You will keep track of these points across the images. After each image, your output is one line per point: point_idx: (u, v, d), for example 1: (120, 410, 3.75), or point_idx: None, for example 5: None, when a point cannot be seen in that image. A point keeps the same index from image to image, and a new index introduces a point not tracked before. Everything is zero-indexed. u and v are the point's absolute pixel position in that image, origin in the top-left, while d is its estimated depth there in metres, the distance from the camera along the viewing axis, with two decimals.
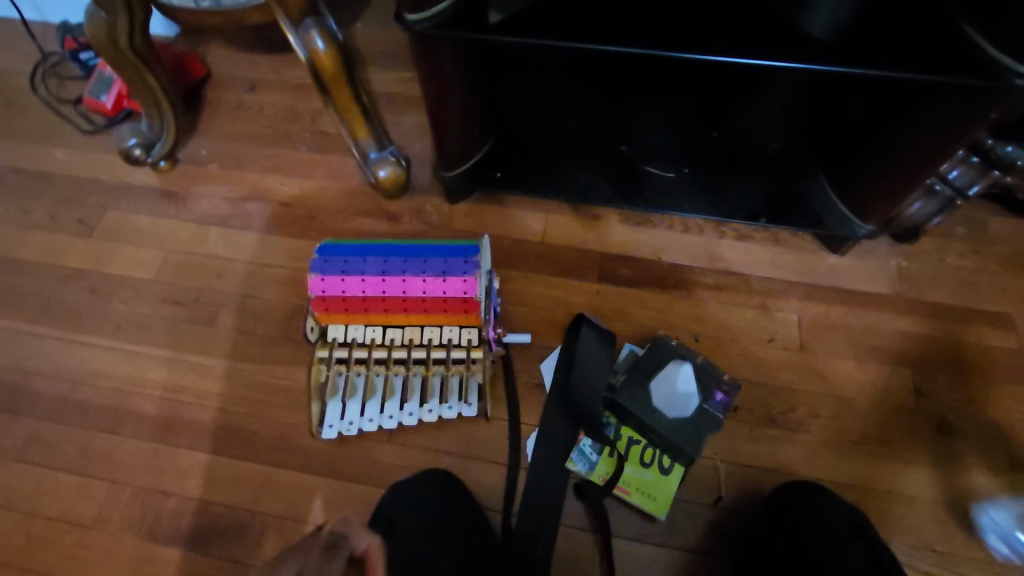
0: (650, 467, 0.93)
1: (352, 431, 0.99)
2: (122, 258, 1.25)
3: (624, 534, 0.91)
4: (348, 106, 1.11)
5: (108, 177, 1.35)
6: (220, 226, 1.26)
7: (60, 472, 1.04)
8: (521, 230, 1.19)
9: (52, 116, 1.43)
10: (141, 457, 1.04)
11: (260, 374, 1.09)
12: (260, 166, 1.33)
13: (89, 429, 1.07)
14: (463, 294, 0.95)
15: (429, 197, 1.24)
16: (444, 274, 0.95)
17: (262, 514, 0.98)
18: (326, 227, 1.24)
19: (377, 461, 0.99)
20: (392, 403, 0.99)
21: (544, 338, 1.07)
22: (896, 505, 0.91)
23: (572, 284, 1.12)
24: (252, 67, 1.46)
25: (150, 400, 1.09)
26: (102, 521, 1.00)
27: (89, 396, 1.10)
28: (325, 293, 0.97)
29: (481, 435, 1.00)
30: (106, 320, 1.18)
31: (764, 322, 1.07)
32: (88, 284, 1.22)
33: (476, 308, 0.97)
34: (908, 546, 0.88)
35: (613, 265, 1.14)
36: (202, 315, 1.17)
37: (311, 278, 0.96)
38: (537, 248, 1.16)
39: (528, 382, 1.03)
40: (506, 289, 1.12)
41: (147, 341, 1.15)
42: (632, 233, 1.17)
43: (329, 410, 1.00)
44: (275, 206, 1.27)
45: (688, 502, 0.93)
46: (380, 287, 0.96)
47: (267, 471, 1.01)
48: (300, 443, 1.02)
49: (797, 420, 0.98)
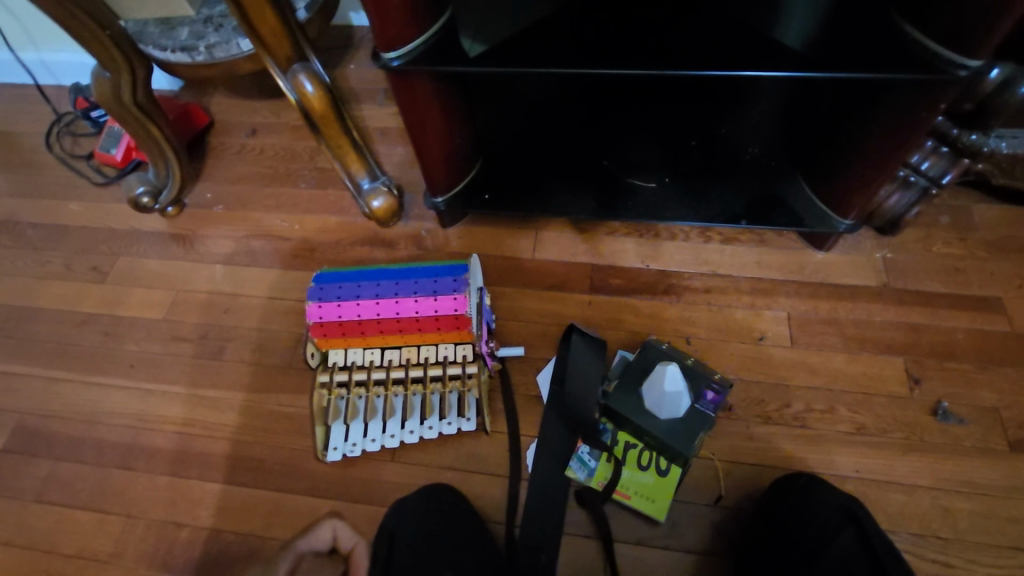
0: (648, 470, 0.94)
1: (356, 453, 1.01)
2: (133, 300, 1.31)
3: (626, 539, 0.92)
4: (339, 141, 1.17)
5: (119, 225, 1.42)
6: (225, 263, 1.32)
7: (77, 509, 1.08)
8: (511, 248, 1.23)
9: (66, 172, 1.52)
10: (156, 490, 1.07)
11: (268, 402, 1.13)
12: (262, 204, 1.39)
13: (105, 466, 1.11)
14: (455, 311, 0.98)
15: (422, 223, 1.29)
16: (434, 294, 0.99)
17: (272, 539, 1.00)
18: (326, 258, 1.29)
19: (380, 480, 1.01)
20: (393, 422, 1.02)
21: (539, 350, 1.09)
22: (898, 494, 0.91)
23: (563, 297, 1.15)
24: (252, 112, 1.54)
25: (162, 434, 1.13)
26: (118, 554, 1.02)
27: (105, 434, 1.15)
28: (323, 319, 1.00)
29: (481, 449, 1.02)
30: (120, 361, 1.23)
31: (754, 321, 1.08)
32: (102, 327, 1.28)
33: (468, 324, 1.00)
34: (912, 535, 0.88)
35: (602, 275, 1.17)
36: (211, 349, 1.21)
37: (309, 305, 1.00)
38: (528, 264, 1.20)
39: (525, 395, 1.05)
40: (500, 306, 1.15)
41: (159, 378, 1.20)
42: (620, 245, 1.21)
43: (333, 432, 1.03)
44: (277, 241, 1.33)
45: (688, 502, 0.94)
46: (375, 309, 0.99)
47: (274, 497, 1.03)
48: (307, 468, 1.05)
49: (793, 414, 0.99)
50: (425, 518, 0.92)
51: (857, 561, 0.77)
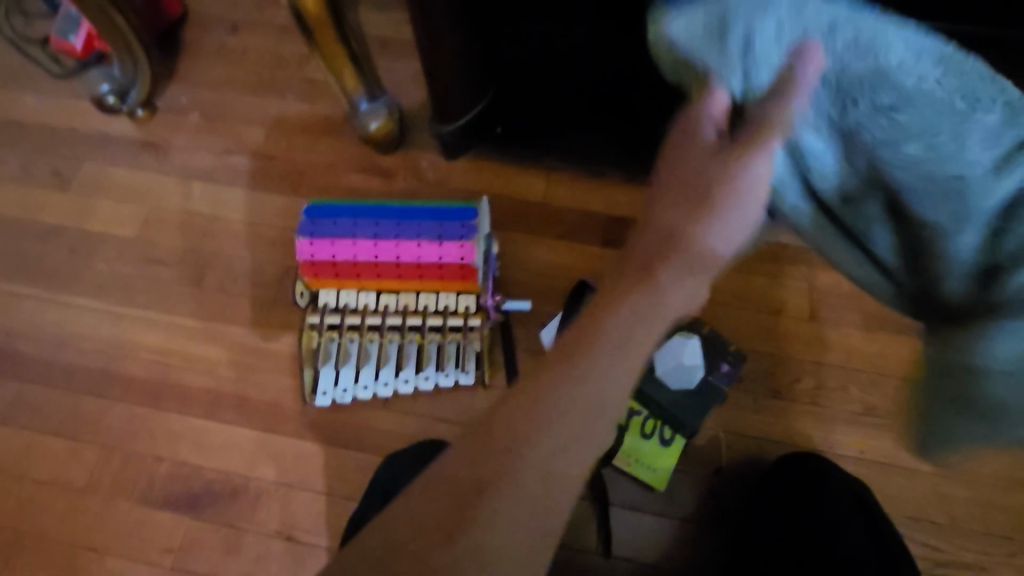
0: (649, 439, 0.90)
1: (346, 399, 0.96)
2: (101, 214, 1.19)
3: (621, 503, 0.92)
4: (335, 53, 1.03)
5: (81, 125, 1.26)
6: (204, 180, 1.20)
7: (48, 435, 1.02)
8: (521, 190, 1.12)
9: (19, 58, 1.33)
10: (132, 421, 1.02)
11: (251, 337, 1.06)
12: (245, 115, 1.25)
13: (75, 392, 1.05)
14: (461, 260, 0.91)
15: (423, 152, 1.17)
16: (439, 239, 0.90)
17: (258, 480, 0.96)
18: (316, 183, 1.17)
19: (370, 428, 0.97)
20: (386, 370, 0.97)
21: (545, 305, 1.03)
22: (898, 478, 0.90)
23: (576, 249, 1.07)
24: (233, 5, 1.35)
25: (138, 363, 1.06)
26: (94, 484, 0.99)
27: (74, 358, 1.07)
28: (314, 258, 0.91)
29: (479, 404, 0.97)
30: (88, 280, 1.13)
31: (774, 290, 1.02)
32: (68, 242, 1.17)
33: (474, 275, 0.93)
34: (905, 517, 0.88)
35: (619, 228, 1.08)
36: (189, 275, 1.12)
37: (299, 242, 0.90)
38: (539, 209, 1.11)
39: (527, 350, 1.00)
40: (507, 253, 1.07)
41: (131, 302, 1.11)
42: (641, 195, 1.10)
43: (323, 376, 0.97)
44: (262, 160, 1.20)
45: (687, 472, 0.92)
46: (373, 252, 0.91)
47: (260, 437, 0.99)
48: (294, 410, 1.00)
49: (804, 390, 0.96)
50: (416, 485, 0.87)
51: (864, 548, 0.75)
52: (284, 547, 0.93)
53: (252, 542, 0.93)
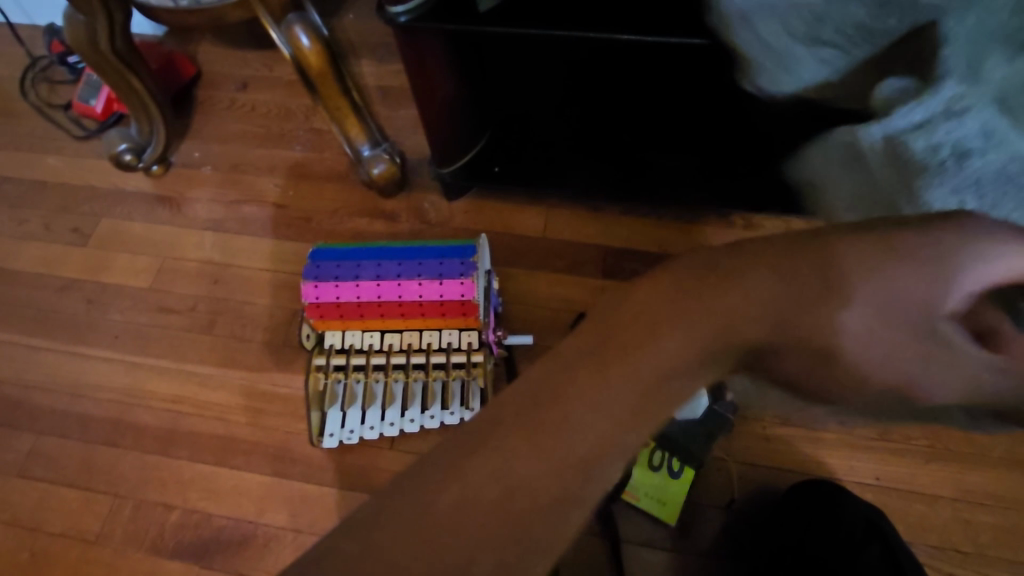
0: (660, 471, 0.89)
1: (353, 439, 0.96)
2: (117, 266, 1.23)
3: (635, 540, 0.89)
4: (337, 103, 1.07)
5: (101, 183, 1.32)
6: (215, 230, 1.24)
7: (62, 486, 1.03)
8: (521, 226, 1.14)
9: (43, 122, 1.41)
10: (143, 469, 1.03)
11: (260, 381, 1.07)
12: (255, 166, 1.30)
13: (90, 442, 1.06)
14: (461, 297, 0.91)
15: (426, 194, 1.20)
16: (440, 277, 0.91)
17: (266, 526, 0.96)
18: (323, 229, 1.21)
19: (378, 469, 0.97)
20: (392, 410, 0.96)
21: (548, 339, 1.03)
22: (919, 504, 0.88)
23: (577, 282, 1.08)
24: (243, 64, 1.42)
25: (150, 411, 1.08)
26: (105, 536, 0.99)
27: (88, 408, 1.09)
28: (319, 300, 0.93)
29: None
30: (104, 331, 1.16)
31: None
32: (85, 295, 1.21)
33: (476, 311, 0.93)
34: (930, 547, 0.85)
35: (618, 259, 1.09)
36: (201, 322, 1.15)
37: (305, 286, 0.93)
38: (540, 244, 1.12)
39: None
40: (509, 289, 1.08)
41: (144, 352, 1.13)
42: (641, 227, 1.12)
43: (329, 418, 0.97)
44: (272, 209, 1.24)
45: (698, 504, 0.90)
46: (376, 292, 0.93)
47: (269, 481, 0.99)
48: (301, 453, 1.00)
49: (813, 416, 0.94)
50: None
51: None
52: None
53: None
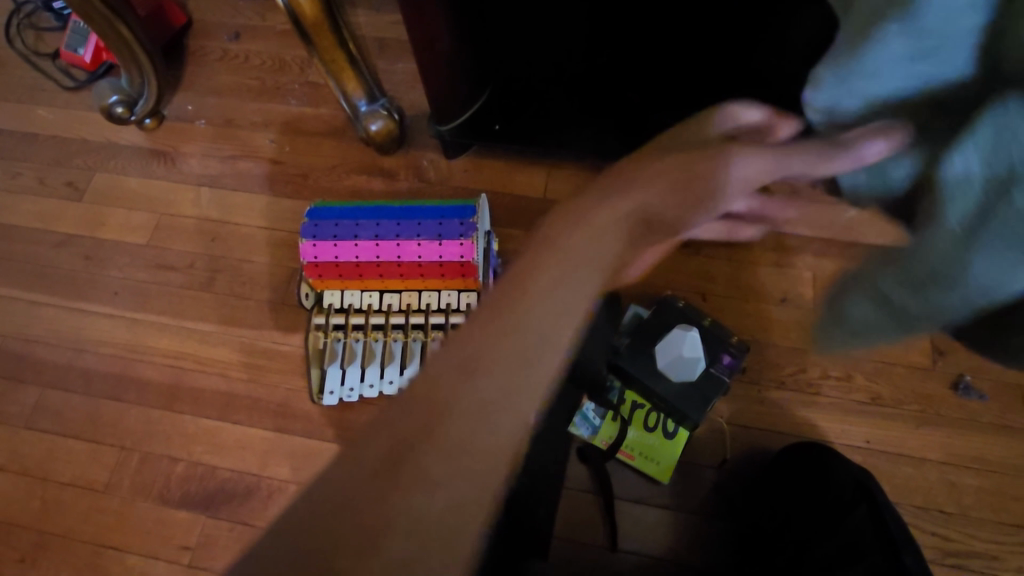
0: (654, 432, 0.91)
1: (353, 398, 0.97)
2: (113, 221, 1.22)
3: (627, 496, 0.91)
4: (333, 56, 1.04)
5: (93, 136, 1.30)
6: (211, 186, 1.22)
7: (68, 438, 1.06)
8: (521, 186, 1.12)
9: (31, 72, 1.37)
10: (148, 423, 1.05)
11: (260, 339, 1.08)
12: (249, 120, 1.27)
13: (93, 396, 1.08)
14: (461, 258, 0.90)
15: (424, 151, 1.17)
16: (439, 238, 0.90)
17: (269, 478, 0.99)
18: (321, 187, 1.19)
19: None
20: (392, 368, 0.97)
21: None
22: (907, 466, 0.89)
23: None
24: (235, 12, 1.37)
25: (152, 367, 1.09)
26: (113, 485, 1.02)
27: (91, 363, 1.11)
28: (318, 259, 0.92)
29: None
30: (103, 287, 1.16)
31: (777, 280, 1.01)
32: (82, 250, 1.20)
33: (475, 272, 0.92)
34: (915, 506, 0.87)
35: None
36: (200, 280, 1.14)
37: (303, 245, 0.92)
38: (540, 204, 1.10)
39: None
40: (508, 250, 1.07)
41: (144, 308, 1.14)
42: None
43: (329, 375, 0.98)
44: (268, 165, 1.22)
45: (691, 464, 0.92)
46: (374, 252, 0.91)
47: (271, 436, 1.01)
48: (302, 409, 1.02)
49: (808, 380, 0.95)
50: None
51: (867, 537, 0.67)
52: None
53: None
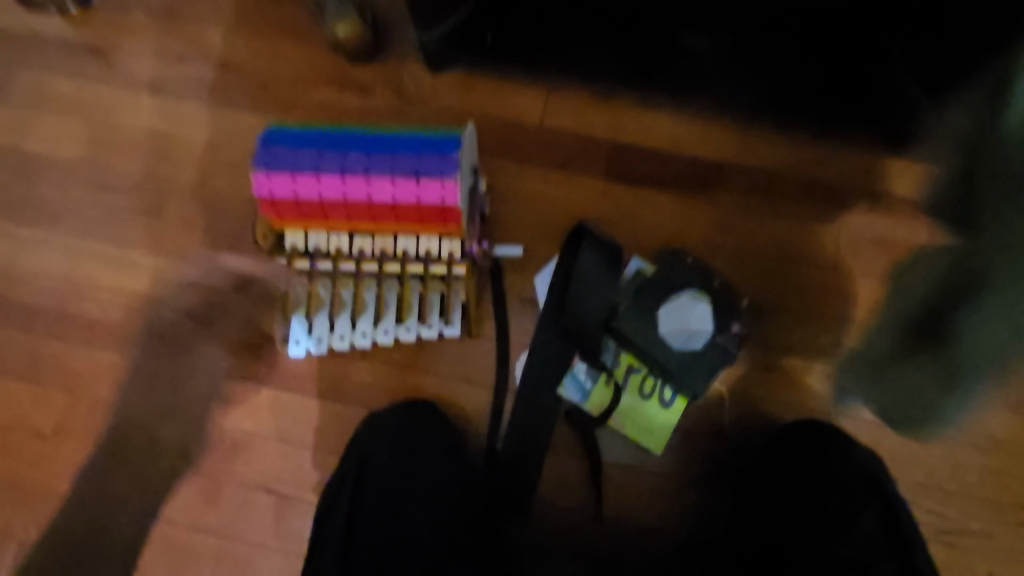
0: (650, 399, 0.84)
1: (322, 349, 0.89)
2: (40, 131, 1.04)
3: (615, 463, 0.86)
4: None
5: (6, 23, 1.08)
6: (152, 93, 1.04)
7: (10, 378, 0.96)
8: (516, 111, 0.96)
9: None
10: (97, 365, 0.96)
11: (216, 278, 0.96)
12: (195, 12, 1.06)
13: (34, 332, 0.97)
14: (441, 201, 0.78)
15: (404, 62, 1.00)
16: (416, 177, 0.76)
17: (233, 430, 0.92)
18: (283, 100, 1.02)
19: (350, 378, 0.91)
20: (364, 320, 0.88)
21: (540, 247, 0.92)
22: (913, 443, 0.84)
23: (575, 181, 0.94)
24: None
25: (98, 303, 0.98)
26: (65, 430, 0.94)
27: (28, 296, 0.99)
28: (273, 195, 0.79)
29: (466, 354, 0.91)
30: (34, 209, 1.01)
31: (797, 236, 0.91)
32: (7, 164, 1.03)
33: (458, 218, 0.80)
34: (915, 483, 0.84)
35: (626, 158, 0.95)
36: (145, 205, 1.00)
37: (255, 177, 0.78)
38: (537, 134, 0.96)
39: (519, 298, 0.91)
40: (499, 186, 0.94)
41: (82, 236, 1.00)
42: (656, 121, 0.95)
43: (295, 325, 0.89)
44: (219, 70, 1.03)
45: (686, 432, 0.86)
46: (340, 189, 0.78)
47: (234, 385, 0.93)
48: (266, 357, 0.93)
49: (819, 348, 0.88)
50: (397, 446, 0.84)
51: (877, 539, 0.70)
52: (264, 499, 0.90)
53: (231, 492, 0.90)
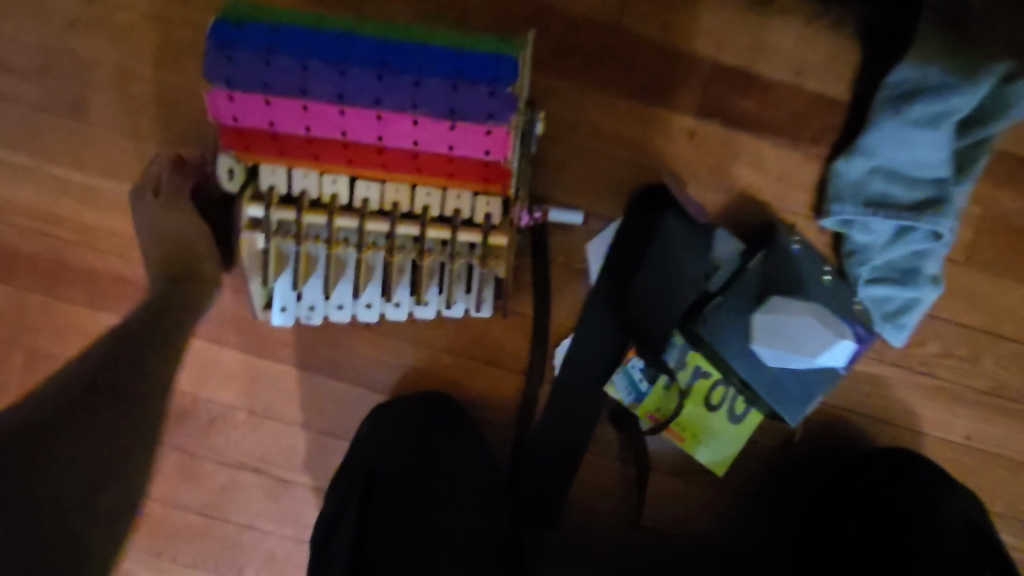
0: (717, 411, 0.70)
1: (314, 320, 0.71)
2: None
3: (662, 470, 0.75)
4: None
5: None
6: None
7: None
8: (585, 3, 0.68)
9: None
10: (28, 311, 0.76)
11: None
12: None
13: None
14: (484, 155, 0.56)
15: None
16: (450, 119, 0.54)
17: (208, 402, 0.76)
18: None
19: (353, 351, 0.75)
20: (371, 288, 0.69)
21: (599, 205, 0.71)
22: (1002, 471, 0.74)
23: (655, 117, 0.70)
24: None
25: (17, 231, 0.74)
26: None
27: None
28: (242, 124, 0.56)
29: (495, 333, 0.74)
30: None
31: None
32: None
33: (504, 177, 0.59)
34: (993, 513, 0.75)
35: (727, 88, 0.70)
36: (64, 100, 0.73)
37: (213, 97, 0.54)
38: (611, 42, 0.69)
39: (566, 269, 0.72)
40: (552, 116, 0.70)
41: None
42: (776, 36, 0.69)
43: (278, 287, 0.69)
44: None
45: (749, 442, 0.74)
46: (338, 125, 0.55)
47: (206, 349, 0.75)
48: (245, 318, 0.75)
49: (922, 357, 0.73)
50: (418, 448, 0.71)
51: None
52: (252, 480, 0.77)
53: (211, 471, 0.77)
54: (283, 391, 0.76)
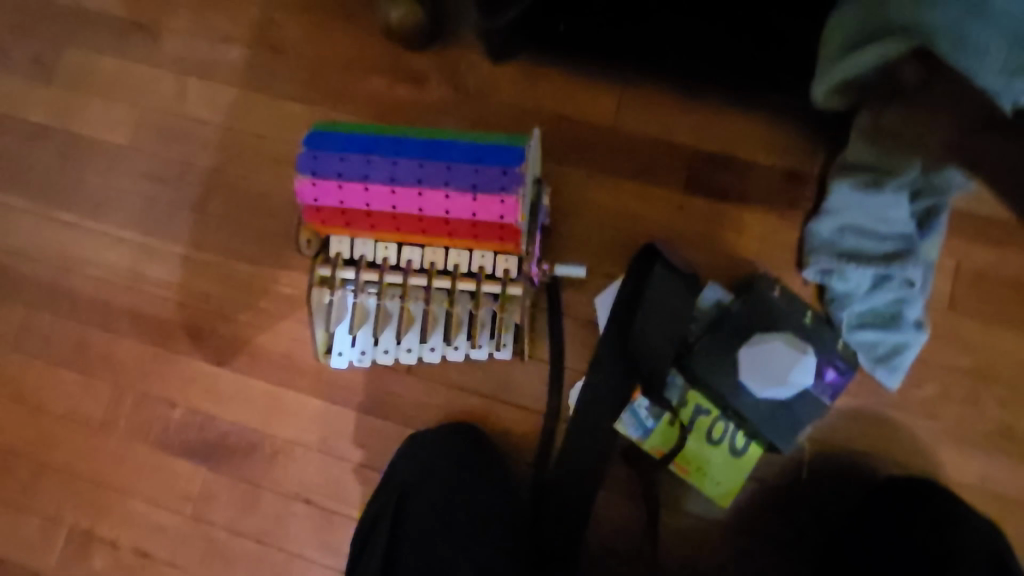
0: (718, 445, 0.77)
1: (365, 362, 0.84)
2: (88, 111, 1.00)
3: (675, 509, 0.79)
4: None
5: None
6: (200, 75, 0.98)
7: (58, 367, 0.94)
8: (587, 110, 0.87)
9: None
10: (141, 359, 0.93)
11: (258, 278, 0.92)
12: None
13: (82, 322, 0.95)
14: (500, 218, 0.72)
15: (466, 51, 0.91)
16: (474, 192, 0.70)
17: (273, 438, 0.89)
18: (333, 89, 0.94)
19: (397, 394, 0.87)
20: (411, 334, 0.83)
21: (604, 265, 0.84)
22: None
23: (648, 193, 0.85)
24: None
25: (145, 296, 0.94)
26: (109, 424, 0.93)
27: (77, 285, 0.96)
28: (319, 203, 0.74)
29: (517, 377, 0.84)
30: (82, 195, 0.98)
31: None
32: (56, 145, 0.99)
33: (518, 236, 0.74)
34: None
35: (708, 168, 0.84)
36: (193, 197, 0.96)
37: (300, 182, 0.72)
38: (609, 137, 0.86)
39: (578, 320, 0.84)
40: (563, 195, 0.85)
41: (129, 225, 0.96)
42: (746, 126, 0.84)
43: (337, 334, 0.84)
44: (270, 53, 0.97)
45: (758, 481, 0.78)
46: (389, 201, 0.72)
47: (275, 391, 0.90)
48: (309, 365, 0.89)
49: (922, 399, 0.77)
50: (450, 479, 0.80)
51: None
52: (303, 510, 0.87)
53: (270, 501, 0.88)
54: (336, 429, 0.88)
